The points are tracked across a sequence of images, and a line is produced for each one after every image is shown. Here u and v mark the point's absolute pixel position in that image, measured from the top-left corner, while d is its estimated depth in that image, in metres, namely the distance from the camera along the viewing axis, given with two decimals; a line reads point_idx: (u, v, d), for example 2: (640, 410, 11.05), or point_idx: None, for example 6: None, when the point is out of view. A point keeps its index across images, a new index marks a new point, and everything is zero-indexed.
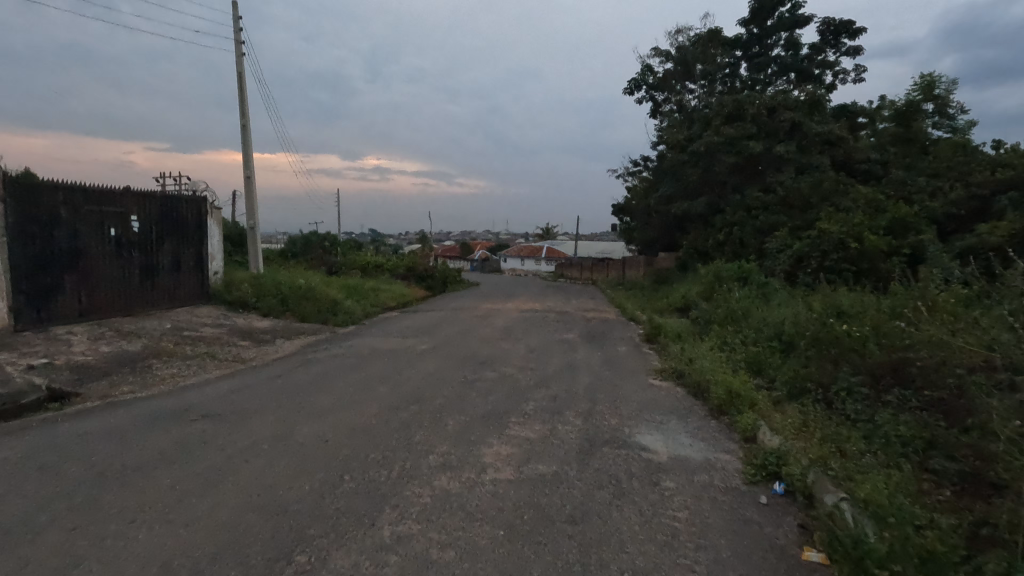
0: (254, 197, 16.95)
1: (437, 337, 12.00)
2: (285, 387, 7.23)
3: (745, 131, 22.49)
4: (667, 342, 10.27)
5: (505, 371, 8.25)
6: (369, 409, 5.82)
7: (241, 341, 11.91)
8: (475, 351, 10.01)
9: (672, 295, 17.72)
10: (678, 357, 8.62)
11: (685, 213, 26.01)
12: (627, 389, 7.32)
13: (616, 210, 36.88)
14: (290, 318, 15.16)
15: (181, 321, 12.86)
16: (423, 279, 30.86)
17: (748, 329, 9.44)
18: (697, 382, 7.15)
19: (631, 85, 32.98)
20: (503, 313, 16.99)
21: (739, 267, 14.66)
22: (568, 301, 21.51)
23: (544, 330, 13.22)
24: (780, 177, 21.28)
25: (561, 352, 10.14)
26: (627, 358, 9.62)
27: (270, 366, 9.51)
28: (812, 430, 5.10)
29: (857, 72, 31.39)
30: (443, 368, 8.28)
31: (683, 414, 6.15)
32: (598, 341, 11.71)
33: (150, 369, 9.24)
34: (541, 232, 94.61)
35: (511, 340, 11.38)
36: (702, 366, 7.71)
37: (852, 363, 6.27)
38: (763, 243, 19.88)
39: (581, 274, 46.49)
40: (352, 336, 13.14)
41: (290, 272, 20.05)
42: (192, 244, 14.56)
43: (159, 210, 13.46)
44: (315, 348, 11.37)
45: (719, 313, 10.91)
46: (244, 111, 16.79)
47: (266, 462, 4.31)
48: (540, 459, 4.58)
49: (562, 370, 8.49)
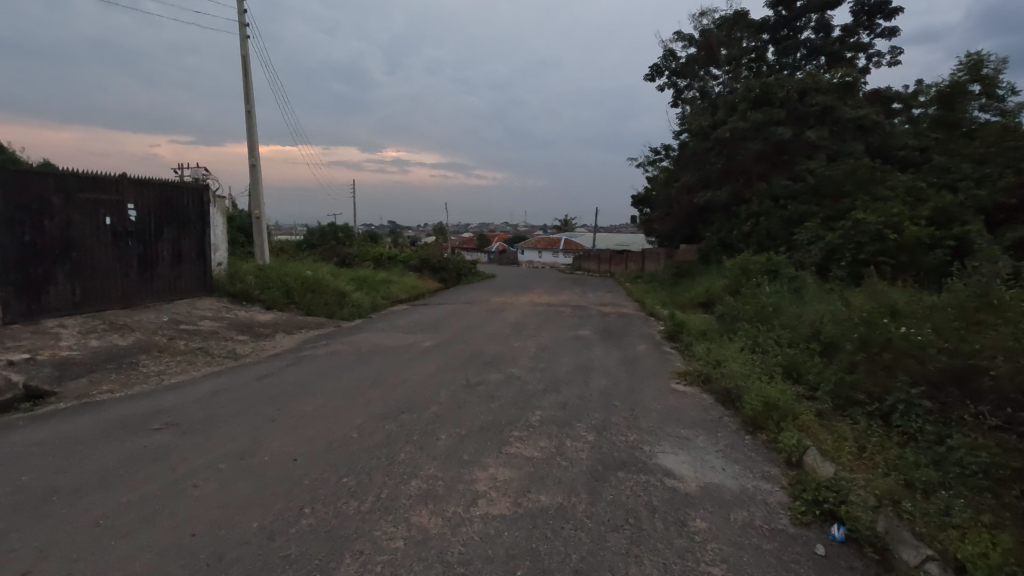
0: (260, 186, 16.44)
1: (444, 333, 11.32)
2: (270, 389, 6.60)
3: (773, 116, 21.31)
4: (690, 341, 9.42)
5: (511, 372, 7.54)
6: (354, 419, 5.15)
7: (239, 336, 11.37)
8: (482, 349, 9.32)
9: (695, 289, 16.78)
10: (704, 358, 7.82)
11: (708, 203, 24.91)
12: (646, 395, 6.55)
13: (635, 201, 35.84)
14: (295, 311, 14.65)
15: (180, 314, 12.40)
16: (436, 271, 30.27)
17: (781, 327, 8.57)
18: (727, 389, 6.37)
19: (652, 71, 31.84)
20: (516, 307, 16.27)
21: (768, 260, 13.72)
22: (584, 295, 20.69)
23: (557, 325, 12.45)
24: (811, 165, 20.10)
25: (574, 351, 9.38)
26: (645, 359, 8.81)
27: (264, 364, 8.92)
28: (869, 456, 4.29)
29: (892, 55, 29.75)
30: (444, 368, 7.59)
31: (712, 428, 5.37)
32: (614, 339, 10.89)
33: (137, 366, 8.71)
34: (559, 223, 93.58)
35: (521, 338, 10.64)
36: (732, 370, 6.89)
37: (909, 371, 5.40)
38: (792, 235, 18.81)
39: (598, 266, 45.55)
40: (355, 330, 12.55)
41: (299, 264, 19.57)
42: (194, 234, 14.06)
43: (158, 198, 12.98)
44: (315, 344, 10.78)
45: (748, 309, 10.02)
46: (249, 96, 16.25)
47: (216, 488, 3.65)
48: (544, 486, 3.85)
49: (574, 372, 7.74)
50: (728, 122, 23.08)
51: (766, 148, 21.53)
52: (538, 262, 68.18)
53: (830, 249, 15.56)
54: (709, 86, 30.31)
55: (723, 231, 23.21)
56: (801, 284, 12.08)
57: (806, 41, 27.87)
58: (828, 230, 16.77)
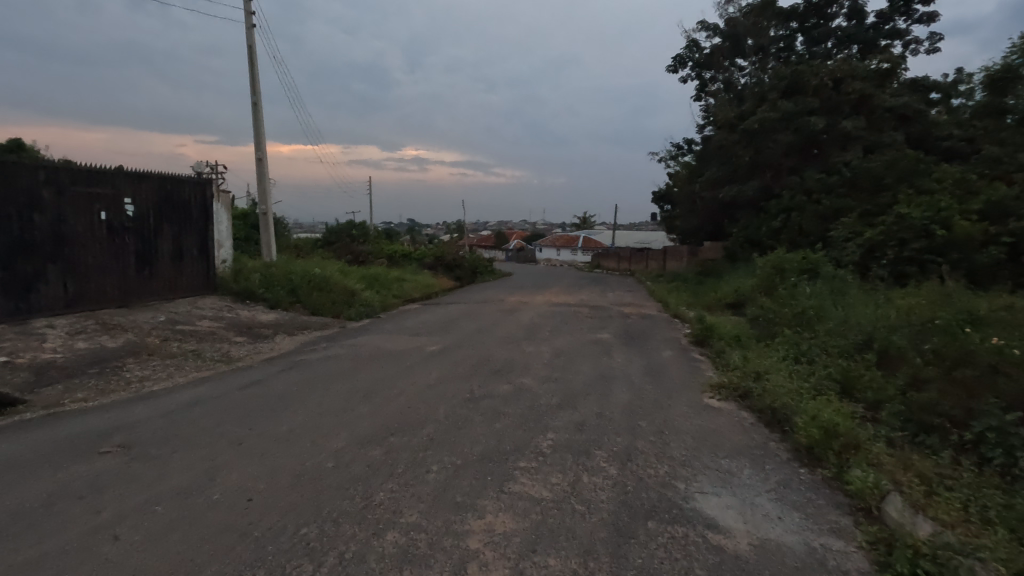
0: (266, 181, 15.88)
1: (452, 335, 10.57)
2: (253, 400, 5.89)
3: (806, 105, 20.07)
4: (723, 346, 8.49)
5: (523, 383, 6.73)
6: (334, 442, 4.40)
7: (237, 337, 10.77)
8: (492, 354, 8.54)
9: (723, 288, 15.75)
10: (742, 367, 6.91)
11: (734, 199, 23.74)
12: (677, 414, 5.68)
13: (657, 198, 34.72)
14: (299, 311, 14.02)
15: (178, 313, 11.86)
16: (451, 268, 29.55)
17: (828, 333, 7.62)
18: (773, 407, 5.47)
19: (675, 63, 30.69)
20: (532, 307, 15.44)
21: (804, 258, 12.64)
22: (604, 294, 19.76)
23: (574, 328, 11.59)
24: (846, 157, 18.89)
25: (592, 357, 8.52)
26: (672, 367, 7.92)
27: (256, 369, 8.25)
28: (969, 508, 3.39)
29: (931, 41, 28.03)
30: (447, 378, 6.82)
31: (759, 459, 4.49)
32: (637, 344, 9.99)
33: (121, 370, 8.11)
34: (578, 222, 92.31)
35: (535, 341, 9.80)
36: (776, 385, 5.98)
37: (1002, 393, 4.45)
38: (827, 231, 17.63)
39: (618, 264, 44.42)
40: (360, 332, 11.84)
41: (308, 261, 18.99)
42: (196, 230, 13.54)
43: (159, 193, 12.46)
44: (316, 346, 10.12)
45: (786, 312, 9.04)
46: (254, 88, 15.68)
47: (141, 540, 2.92)
48: (554, 544, 3.05)
49: (593, 383, 6.90)
50: (756, 113, 21.87)
51: (797, 139, 20.32)
52: (557, 260, 67.24)
53: (870, 246, 14.42)
54: (735, 77, 29.05)
55: (751, 227, 22.04)
56: (842, 285, 11.04)
57: (838, 29, 26.42)
58: (867, 226, 15.58)
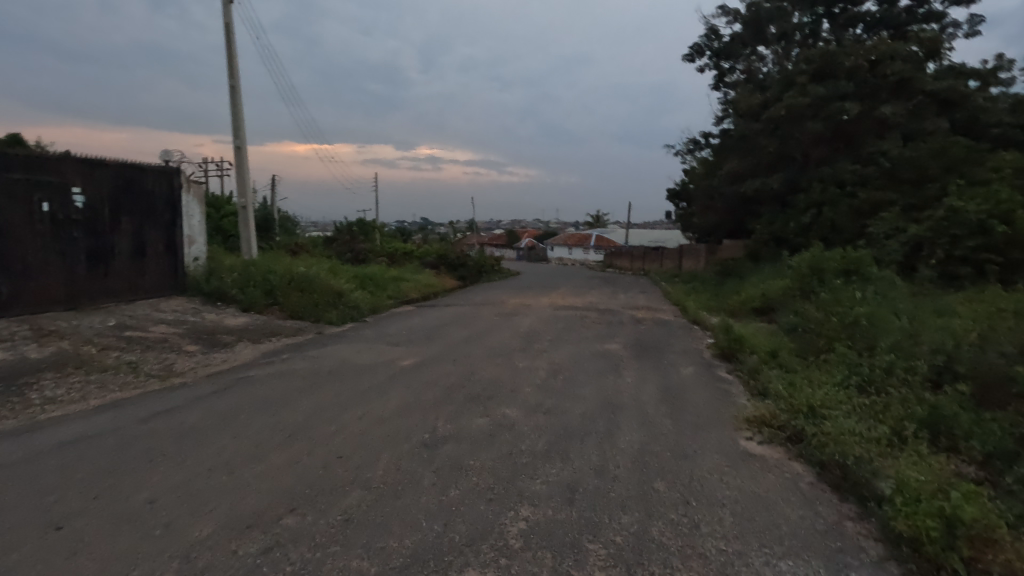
0: (245, 171, 14.57)
1: (436, 345, 9.13)
2: (146, 438, 4.50)
3: (839, 89, 18.31)
4: (757, 365, 6.95)
5: (507, 415, 5.28)
6: (200, 528, 2.99)
7: (190, 345, 9.40)
8: (475, 371, 7.06)
9: (746, 291, 14.08)
10: (789, 396, 5.41)
11: (757, 193, 21.97)
12: (706, 467, 4.20)
13: (672, 194, 33.06)
14: (276, 314, 12.65)
15: (134, 316, 10.57)
16: (455, 267, 28.15)
17: (893, 353, 6.10)
18: (845, 464, 3.96)
19: (692, 52, 28.97)
20: (534, 311, 13.91)
21: (844, 256, 10.99)
22: (615, 296, 18.15)
23: (577, 337, 10.06)
24: (883, 146, 17.14)
25: (596, 377, 7.00)
26: (695, 393, 6.39)
27: (191, 388, 6.88)
28: None
29: (972, 25, 25.90)
30: (410, 406, 5.40)
31: (836, 559, 3.01)
32: (651, 357, 8.45)
33: (28, 390, 6.75)
34: (591, 220, 90.46)
35: (530, 355, 8.29)
36: (842, 427, 4.45)
37: None
38: (865, 229, 15.87)
39: (631, 263, 42.74)
40: (337, 339, 10.45)
41: (296, 259, 17.67)
42: (161, 224, 12.26)
43: (116, 182, 11.20)
44: (277, 357, 8.74)
45: (834, 321, 7.47)
46: (233, 70, 14.42)
47: None
48: None
49: (594, 415, 5.40)
50: (782, 99, 20.14)
51: (829, 127, 18.56)
52: (568, 258, 65.76)
53: (915, 244, 12.71)
54: (756, 66, 27.19)
55: (776, 224, 20.25)
56: (893, 290, 9.42)
57: (868, 13, 24.21)
58: (912, 221, 13.87)
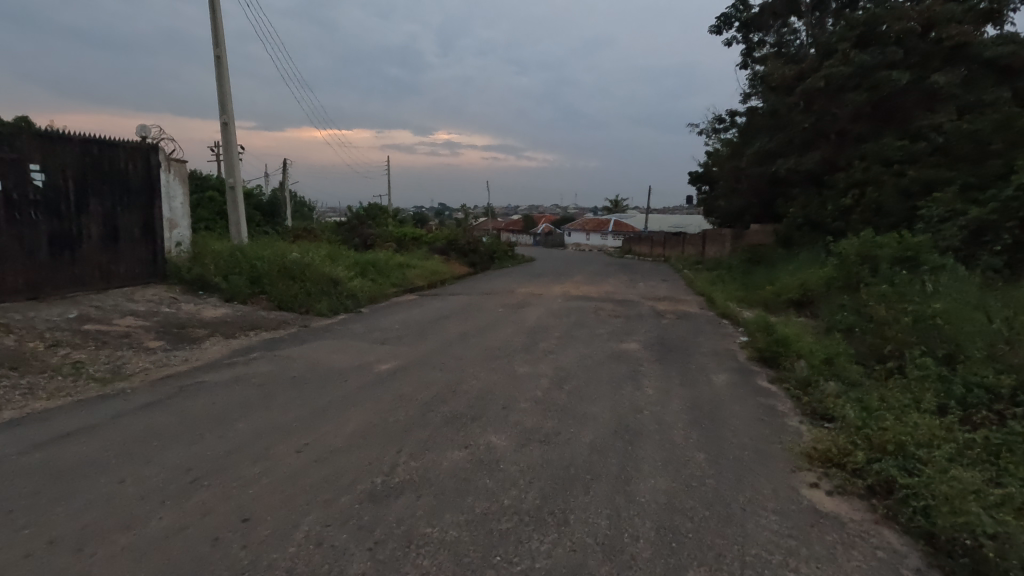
0: (233, 149, 13.49)
1: (426, 344, 7.95)
2: (10, 479, 3.42)
3: (886, 56, 16.48)
4: (811, 376, 5.66)
5: (492, 445, 4.09)
6: None
7: (154, 341, 8.35)
8: (463, 380, 5.88)
9: (780, 281, 12.57)
10: (864, 427, 4.14)
11: (790, 174, 20.25)
12: (761, 538, 2.97)
13: (695, 177, 31.29)
14: (261, 304, 11.62)
15: (100, 308, 9.57)
16: (465, 254, 26.93)
17: (992, 367, 4.76)
18: (975, 550, 2.71)
19: (719, 24, 27.05)
20: (544, 302, 12.64)
21: (899, 242, 9.48)
22: (634, 285, 16.74)
23: (590, 335, 8.76)
24: (934, 119, 15.34)
25: (609, 388, 5.74)
26: (733, 412, 5.13)
27: (128, 395, 5.81)
28: None
29: None
30: (369, 432, 4.24)
31: None
32: (675, 360, 7.17)
33: None
34: (611, 206, 88.34)
35: (532, 358, 7.05)
36: (956, 483, 3.18)
37: None
38: (916, 211, 14.15)
39: (651, 250, 41.07)
40: (321, 334, 9.35)
41: (293, 245, 16.63)
42: (137, 206, 11.27)
43: (82, 159, 10.18)
44: (244, 356, 7.61)
45: (902, 321, 6.13)
46: (218, 40, 13.30)
47: None
48: None
49: (604, 447, 4.18)
50: (820, 68, 18.32)
51: (874, 98, 16.77)
52: (585, 245, 64.21)
53: (976, 227, 10.99)
54: (788, 38, 25.14)
55: (811, 206, 18.59)
56: (963, 282, 7.97)
57: None
58: (973, 201, 12.22)
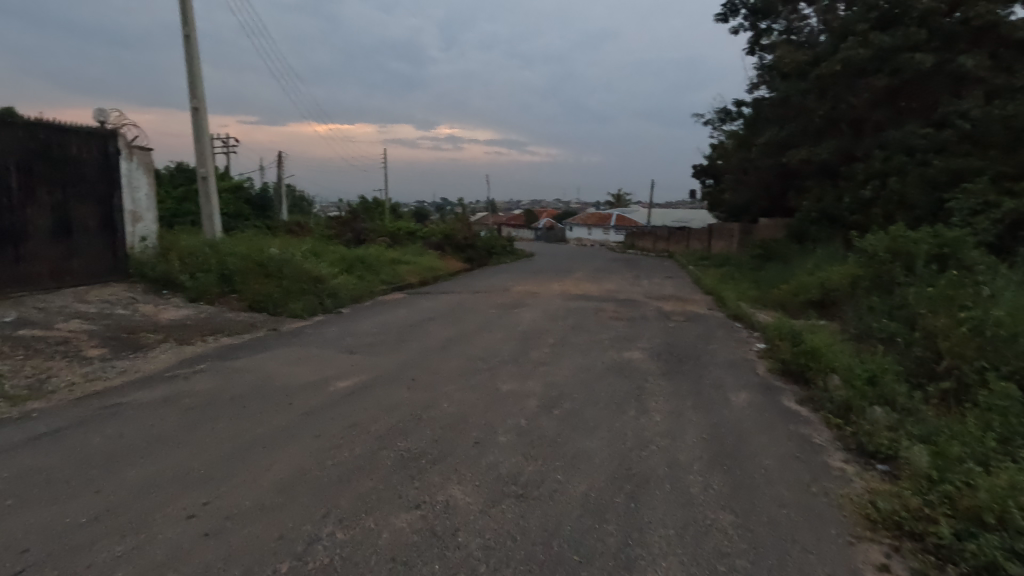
0: (204, 136, 12.50)
1: (402, 354, 6.97)
2: None
3: (908, 38, 15.30)
4: (854, 400, 4.66)
5: (453, 504, 3.11)
6: None
7: (94, 349, 7.38)
8: (433, 403, 4.90)
9: (797, 279, 11.55)
10: (944, 483, 3.16)
11: (803, 165, 19.15)
12: None
13: (700, 170, 30.17)
14: (231, 303, 10.66)
15: (43, 309, 8.60)
16: (462, 249, 25.90)
17: None
18: None
19: (725, 9, 25.87)
20: (541, 302, 11.65)
21: (936, 237, 8.40)
22: (638, 283, 15.71)
23: (589, 341, 7.78)
24: (961, 105, 14.18)
25: (610, 414, 4.75)
26: (763, 446, 4.13)
27: (29, 421, 4.82)
28: None
29: None
30: (293, 484, 3.26)
31: None
32: (687, 374, 6.17)
33: None
34: (614, 200, 86.99)
35: (520, 371, 6.06)
36: None
37: None
38: (943, 203, 12.95)
39: (656, 245, 39.96)
40: (288, 339, 8.37)
41: (275, 240, 15.65)
42: (93, 197, 10.30)
43: (27, 144, 9.22)
44: (191, 368, 6.64)
45: (960, 332, 5.10)
46: (187, 19, 12.30)
47: None
48: None
49: (601, 505, 3.19)
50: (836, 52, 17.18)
51: (895, 83, 15.60)
52: (587, 239, 63.07)
53: (1014, 220, 9.92)
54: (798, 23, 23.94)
55: (826, 199, 17.52)
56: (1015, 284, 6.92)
57: None
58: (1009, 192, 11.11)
